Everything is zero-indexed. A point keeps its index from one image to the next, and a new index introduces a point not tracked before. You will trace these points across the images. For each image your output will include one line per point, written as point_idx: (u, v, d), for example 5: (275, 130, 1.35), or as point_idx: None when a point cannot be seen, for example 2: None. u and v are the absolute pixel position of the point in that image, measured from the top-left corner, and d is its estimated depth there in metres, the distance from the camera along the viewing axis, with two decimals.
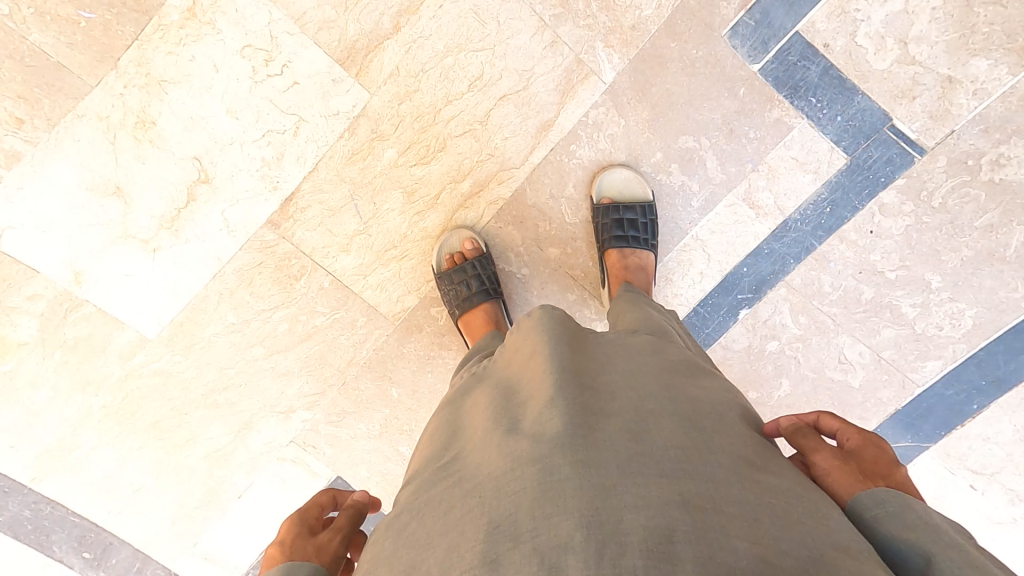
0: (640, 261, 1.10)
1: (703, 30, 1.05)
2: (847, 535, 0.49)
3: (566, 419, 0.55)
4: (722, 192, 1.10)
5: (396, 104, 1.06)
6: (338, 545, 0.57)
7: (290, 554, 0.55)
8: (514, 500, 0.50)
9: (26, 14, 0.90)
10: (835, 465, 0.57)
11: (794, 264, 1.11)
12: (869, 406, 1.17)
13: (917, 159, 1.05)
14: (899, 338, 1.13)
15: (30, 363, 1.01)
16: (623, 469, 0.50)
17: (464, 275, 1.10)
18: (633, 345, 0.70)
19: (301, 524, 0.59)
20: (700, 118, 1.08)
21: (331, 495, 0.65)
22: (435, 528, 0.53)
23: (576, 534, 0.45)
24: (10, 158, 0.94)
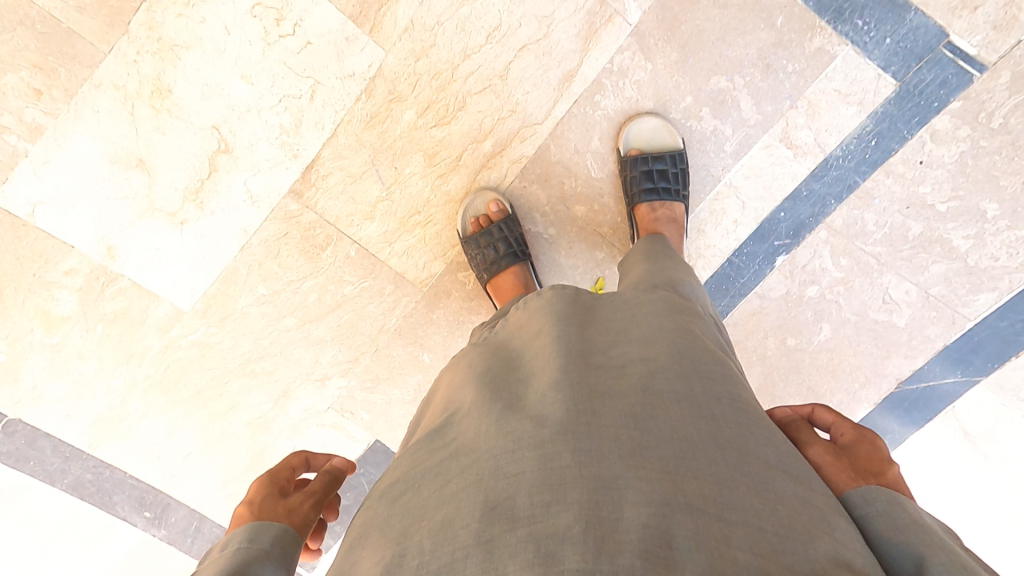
0: (670, 214, 1.05)
1: None
2: (851, 549, 0.46)
3: (570, 406, 0.53)
4: (758, 134, 1.03)
5: (412, 61, 1.02)
6: (308, 508, 0.58)
7: (258, 512, 0.55)
8: (512, 484, 0.49)
9: None
10: (829, 459, 0.58)
11: (836, 204, 1.04)
12: (915, 344, 1.10)
13: (976, 77, 0.95)
14: (949, 273, 1.05)
15: (76, 336, 1.04)
16: (627, 463, 0.48)
17: (490, 239, 1.07)
18: (648, 310, 0.65)
19: (272, 485, 0.59)
20: (734, 55, 1.00)
21: (305, 459, 0.65)
22: (428, 501, 0.52)
23: (574, 525, 0.44)
24: (33, 131, 0.93)
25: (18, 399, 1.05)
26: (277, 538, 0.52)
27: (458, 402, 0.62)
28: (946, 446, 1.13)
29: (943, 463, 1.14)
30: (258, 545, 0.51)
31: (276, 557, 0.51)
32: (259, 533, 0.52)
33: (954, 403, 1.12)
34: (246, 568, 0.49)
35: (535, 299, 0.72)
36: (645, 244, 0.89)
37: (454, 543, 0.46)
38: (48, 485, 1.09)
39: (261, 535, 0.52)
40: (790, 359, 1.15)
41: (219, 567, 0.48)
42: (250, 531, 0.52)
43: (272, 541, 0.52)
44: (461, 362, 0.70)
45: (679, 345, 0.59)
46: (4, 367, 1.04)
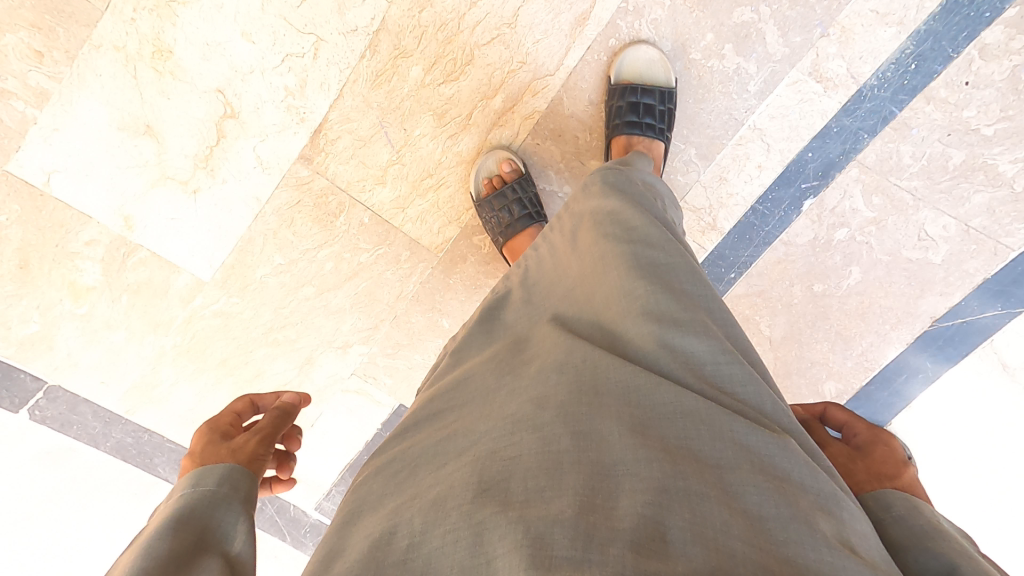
0: (648, 151, 1.01)
1: None
2: (859, 534, 0.43)
3: (570, 386, 0.52)
4: (784, 69, 0.97)
5: (416, 12, 0.98)
6: (254, 444, 0.61)
7: (203, 458, 0.60)
8: (508, 467, 0.48)
9: None
10: (843, 459, 0.63)
11: (869, 138, 0.97)
12: (953, 280, 1.04)
13: None
14: (993, 203, 0.97)
15: (102, 306, 1.04)
16: (626, 445, 0.47)
17: (506, 200, 1.04)
18: (626, 245, 0.61)
19: (214, 432, 0.63)
20: None
21: (249, 402, 0.71)
22: (424, 480, 0.51)
23: (567, 510, 0.43)
24: (39, 97, 0.92)
25: (55, 366, 1.06)
26: (223, 478, 0.56)
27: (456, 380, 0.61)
28: (982, 382, 1.08)
29: (972, 397, 1.09)
30: (204, 488, 0.55)
31: (228, 495, 0.55)
32: (203, 478, 0.56)
33: (993, 338, 1.06)
34: (194, 511, 0.53)
35: (535, 268, 0.69)
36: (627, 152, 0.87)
37: (446, 524, 0.45)
38: (92, 448, 1.12)
39: (207, 479, 0.56)
40: (818, 305, 1.10)
41: (168, 513, 0.53)
42: (195, 477, 0.56)
43: (218, 482, 0.56)
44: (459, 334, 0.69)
45: (669, 300, 0.55)
46: (36, 338, 1.04)
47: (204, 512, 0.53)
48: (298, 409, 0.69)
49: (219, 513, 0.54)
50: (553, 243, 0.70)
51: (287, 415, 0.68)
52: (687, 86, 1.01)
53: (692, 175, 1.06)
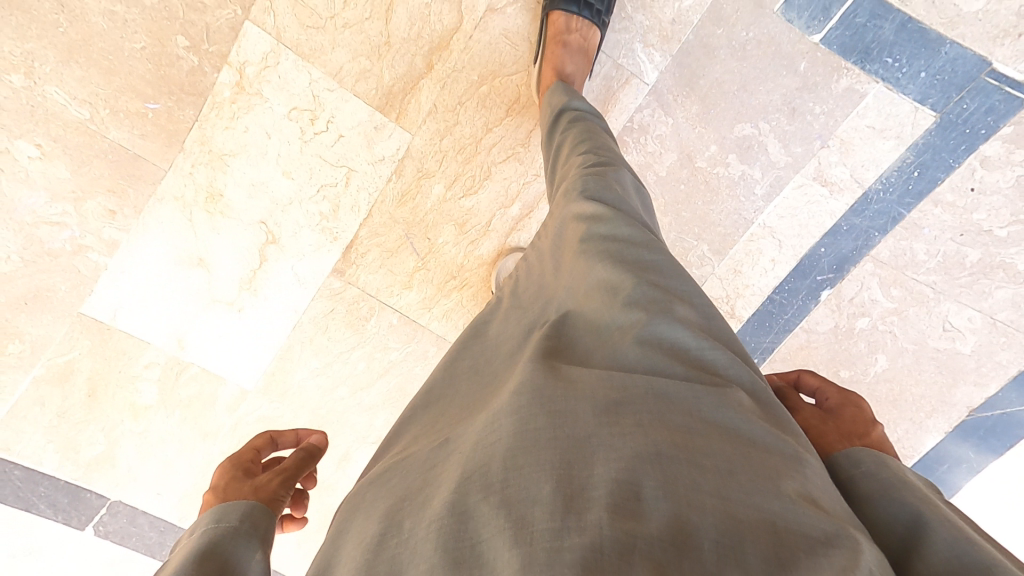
0: (582, 41, 0.93)
1: (751, 9, 0.91)
2: (821, 487, 0.44)
3: (543, 370, 0.51)
4: (788, 175, 1.00)
5: (437, 140, 1.06)
6: (276, 485, 0.60)
7: (224, 496, 0.57)
8: (488, 448, 0.46)
9: (103, 114, 0.92)
10: (815, 421, 0.62)
11: (880, 236, 0.99)
12: (986, 371, 1.02)
13: None
14: (1017, 297, 0.96)
15: (158, 422, 1.11)
16: (599, 420, 0.45)
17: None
18: (609, 243, 0.60)
19: (237, 468, 0.62)
20: (757, 102, 0.96)
21: (269, 439, 0.69)
22: (412, 482, 0.49)
23: (546, 488, 0.41)
24: (109, 246, 1.00)
25: (117, 483, 1.13)
26: (245, 515, 0.54)
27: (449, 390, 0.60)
28: None
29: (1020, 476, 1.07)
30: (225, 523, 0.53)
31: (248, 531, 0.53)
32: (225, 514, 0.54)
33: None
34: (216, 545, 0.50)
35: (525, 281, 0.68)
36: (578, 127, 0.82)
37: (433, 516, 0.42)
38: (149, 556, 1.19)
39: (228, 516, 0.54)
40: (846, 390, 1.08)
41: (190, 548, 0.50)
42: (216, 513, 0.54)
43: (241, 517, 0.54)
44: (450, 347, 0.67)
45: (651, 290, 0.55)
46: (100, 459, 1.11)
47: (226, 547, 0.50)
48: (321, 450, 0.68)
49: (239, 548, 0.51)
50: (544, 251, 0.69)
51: (310, 457, 0.66)
52: (694, 189, 1.04)
53: (707, 269, 1.08)
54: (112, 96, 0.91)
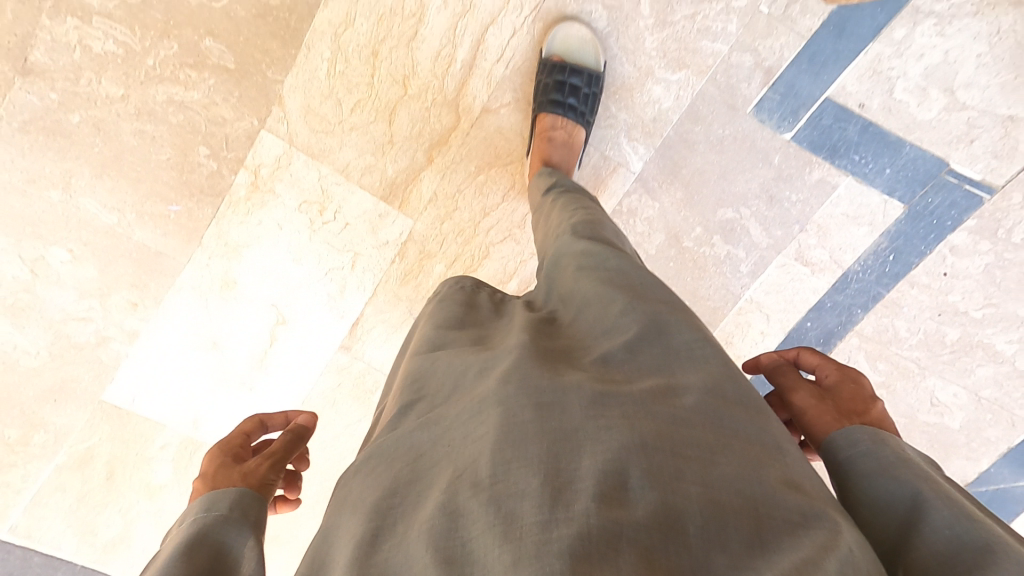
0: (568, 139, 0.97)
1: (726, 111, 0.96)
2: (801, 469, 0.44)
3: (529, 361, 0.50)
4: (771, 255, 1.04)
5: (438, 224, 1.08)
6: (266, 470, 0.57)
7: (214, 484, 0.55)
8: (475, 443, 0.44)
9: (130, 218, 0.98)
10: (813, 401, 0.60)
11: (862, 313, 1.02)
12: (975, 446, 1.04)
13: (986, 199, 0.90)
14: (999, 376, 0.99)
15: (173, 499, 1.15)
16: (585, 412, 0.45)
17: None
18: (601, 271, 0.59)
19: (226, 454, 0.60)
20: (736, 191, 1.01)
21: (258, 422, 0.66)
22: (394, 473, 0.47)
23: (534, 482, 0.40)
24: (131, 335, 1.05)
25: (133, 560, 1.16)
26: (234, 503, 0.52)
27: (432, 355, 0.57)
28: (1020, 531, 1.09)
29: None
30: (216, 513, 0.50)
31: (239, 520, 0.51)
32: (215, 503, 0.51)
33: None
34: (207, 536, 0.48)
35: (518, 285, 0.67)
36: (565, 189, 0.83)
37: (419, 516, 0.41)
38: None
39: (217, 504, 0.51)
40: None
41: (178, 539, 0.48)
42: (207, 502, 0.52)
43: (231, 506, 0.51)
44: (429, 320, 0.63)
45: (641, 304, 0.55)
46: (117, 539, 1.15)
47: (217, 537, 0.48)
48: (312, 429, 0.65)
49: (232, 536, 0.49)
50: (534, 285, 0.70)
51: (299, 439, 0.64)
52: (683, 266, 1.08)
53: None
54: (138, 202, 0.97)
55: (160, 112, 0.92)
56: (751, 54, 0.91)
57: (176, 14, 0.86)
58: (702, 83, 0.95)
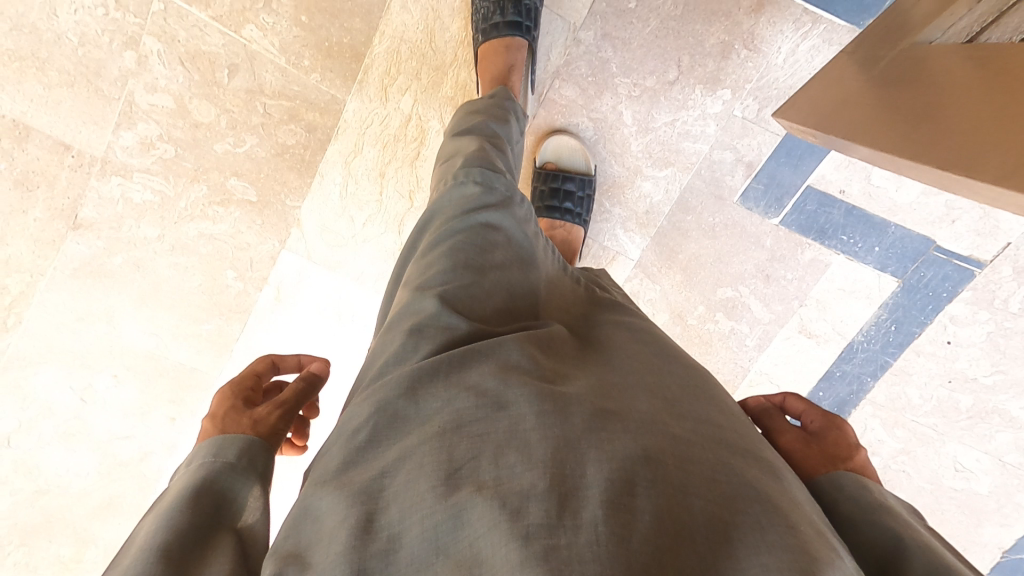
0: (568, 235, 1.01)
1: (714, 201, 1.00)
2: (800, 495, 0.43)
3: (533, 369, 0.49)
4: (775, 329, 1.04)
5: None
6: (277, 419, 0.52)
7: (221, 427, 0.50)
8: (473, 443, 0.43)
9: (167, 340, 1.01)
10: (799, 445, 0.55)
11: (873, 382, 1.01)
12: (1009, 511, 1.01)
13: (977, 272, 0.93)
14: (1020, 440, 0.98)
15: None
16: (589, 420, 0.44)
17: (485, 23, 0.90)
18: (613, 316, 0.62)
19: (236, 395, 0.54)
20: (733, 270, 1.03)
21: (270, 362, 0.60)
22: (385, 458, 0.44)
23: (539, 483, 0.39)
24: (169, 447, 1.04)
25: None
26: (244, 451, 0.48)
27: (444, 308, 0.53)
28: None
29: None
30: (221, 461, 0.46)
31: (246, 469, 0.47)
32: (221, 448, 0.47)
33: None
34: (214, 486, 0.45)
35: (527, 246, 0.63)
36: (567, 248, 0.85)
37: (421, 510, 0.40)
38: None
39: (225, 450, 0.47)
40: None
41: (185, 482, 0.45)
42: (213, 447, 0.48)
43: (238, 453, 0.47)
44: (435, 259, 0.58)
45: (647, 341, 0.57)
46: None
47: (223, 486, 0.45)
48: (324, 379, 0.60)
49: (235, 486, 0.46)
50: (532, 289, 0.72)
51: (312, 386, 0.58)
52: (689, 344, 1.08)
53: None
54: (175, 324, 1.01)
55: (192, 247, 0.97)
56: (730, 151, 0.96)
57: (205, 162, 0.94)
58: (687, 177, 1.00)
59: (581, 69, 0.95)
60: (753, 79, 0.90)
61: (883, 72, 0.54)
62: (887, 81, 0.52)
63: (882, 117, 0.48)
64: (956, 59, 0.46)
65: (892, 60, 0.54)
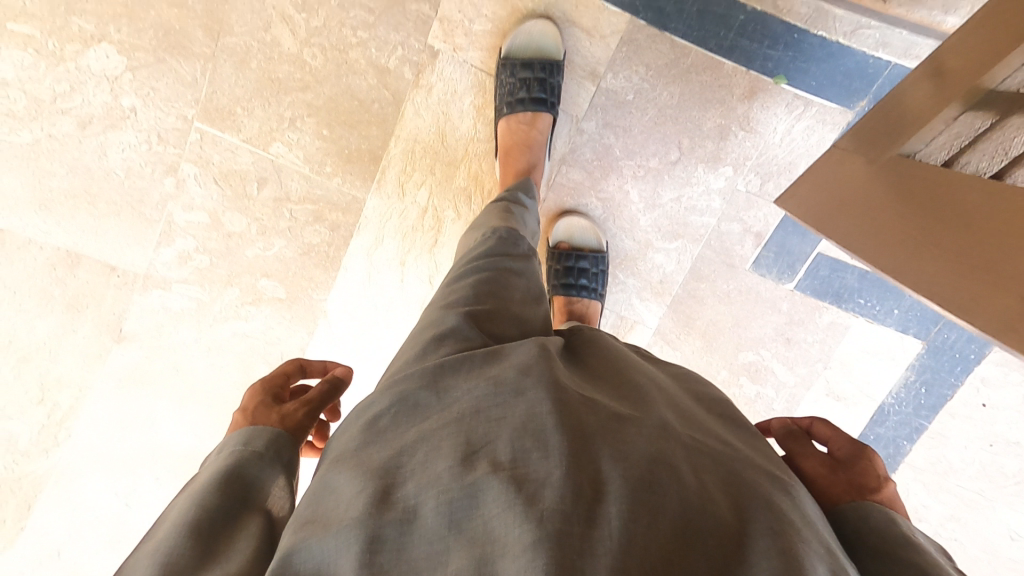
0: (585, 309, 1.04)
1: (727, 268, 1.01)
2: (809, 511, 0.41)
3: (552, 365, 0.48)
4: (802, 391, 1.03)
5: None
6: (303, 416, 0.51)
7: (251, 420, 0.50)
8: (490, 428, 0.42)
9: (207, 438, 1.04)
10: (822, 471, 0.50)
11: (909, 445, 0.99)
12: None
13: None
14: None
15: None
16: (605, 420, 0.43)
17: (510, 97, 0.92)
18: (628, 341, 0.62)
19: (267, 391, 0.54)
20: (754, 335, 1.03)
21: (299, 365, 0.59)
22: (403, 439, 0.44)
23: (555, 471, 0.38)
24: None
25: None
26: (272, 443, 0.47)
27: (468, 323, 0.54)
28: None
29: None
30: (251, 450, 0.46)
31: (274, 459, 0.47)
32: (251, 437, 0.47)
33: None
34: (241, 474, 0.45)
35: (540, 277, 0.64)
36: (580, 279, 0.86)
37: (437, 487, 0.39)
38: None
39: (253, 441, 0.47)
40: None
41: (215, 468, 0.45)
42: (243, 436, 0.48)
43: (267, 444, 0.47)
44: (462, 284, 0.60)
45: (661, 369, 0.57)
46: None
47: (250, 475, 0.45)
48: (348, 383, 0.57)
49: (263, 474, 0.46)
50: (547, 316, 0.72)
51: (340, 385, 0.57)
52: None
53: None
54: (214, 422, 1.04)
55: (227, 347, 1.02)
56: (737, 223, 0.98)
57: (237, 267, 0.99)
58: (698, 248, 1.01)
59: (586, 154, 0.97)
60: (752, 157, 0.92)
61: (885, 176, 0.53)
62: (895, 187, 0.52)
63: (898, 246, 0.48)
64: (982, 202, 0.43)
65: (891, 164, 0.53)
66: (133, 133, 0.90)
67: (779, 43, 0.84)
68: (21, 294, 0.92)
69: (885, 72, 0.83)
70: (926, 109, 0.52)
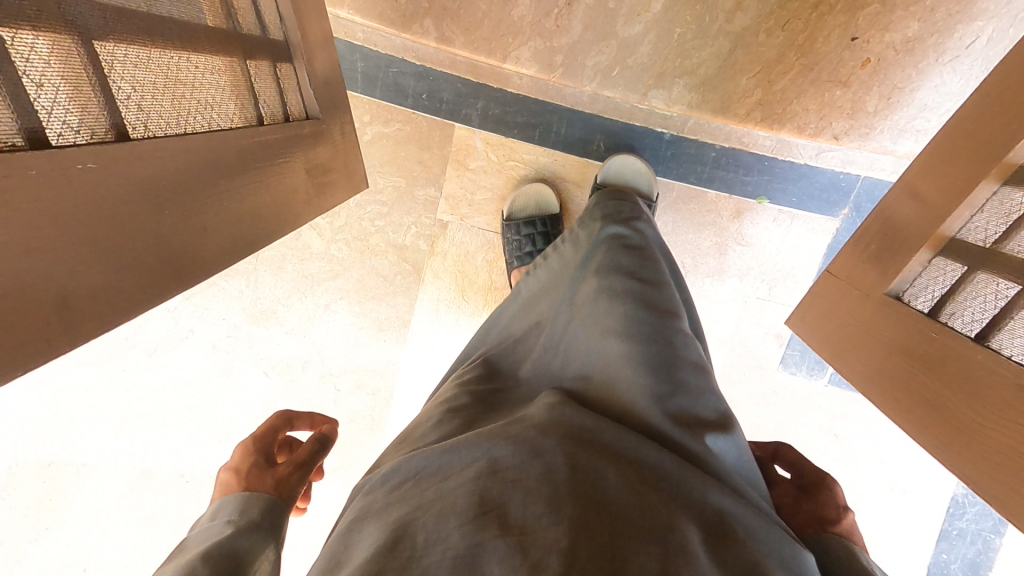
0: None
1: (757, 371, 1.00)
2: None
3: (572, 418, 0.42)
4: (870, 487, 0.97)
5: None
6: (298, 480, 0.49)
7: (243, 484, 0.46)
8: (506, 488, 0.36)
9: None
10: (788, 500, 0.48)
11: (997, 537, 0.94)
12: None
13: None
14: None
15: None
16: (626, 488, 0.36)
17: (518, 252, 1.00)
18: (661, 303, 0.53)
19: (257, 451, 0.50)
20: (803, 434, 0.99)
21: (286, 418, 0.55)
22: (419, 497, 0.39)
23: (563, 542, 0.32)
24: None
25: None
26: (268, 511, 0.44)
27: (475, 403, 0.51)
28: None
29: None
30: (246, 519, 0.43)
31: (269, 530, 0.43)
32: (247, 507, 0.44)
33: None
34: (236, 544, 0.40)
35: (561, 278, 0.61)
36: None
37: (443, 544, 0.33)
38: None
39: (248, 509, 0.44)
40: None
41: (206, 541, 0.41)
42: (238, 505, 0.44)
43: (263, 513, 0.44)
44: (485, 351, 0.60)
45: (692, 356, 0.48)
46: None
47: (245, 544, 0.41)
48: (336, 441, 0.55)
49: (256, 545, 0.41)
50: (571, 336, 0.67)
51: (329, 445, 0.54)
52: None
53: None
54: None
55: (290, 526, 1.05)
56: (756, 326, 0.99)
57: None
58: (722, 354, 1.01)
59: None
60: (754, 266, 0.96)
61: (881, 317, 0.56)
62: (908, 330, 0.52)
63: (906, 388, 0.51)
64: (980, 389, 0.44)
65: (882, 306, 0.56)
66: (194, 350, 1.01)
67: (753, 171, 0.93)
68: (99, 519, 0.98)
69: (858, 183, 0.91)
70: (904, 250, 0.56)
